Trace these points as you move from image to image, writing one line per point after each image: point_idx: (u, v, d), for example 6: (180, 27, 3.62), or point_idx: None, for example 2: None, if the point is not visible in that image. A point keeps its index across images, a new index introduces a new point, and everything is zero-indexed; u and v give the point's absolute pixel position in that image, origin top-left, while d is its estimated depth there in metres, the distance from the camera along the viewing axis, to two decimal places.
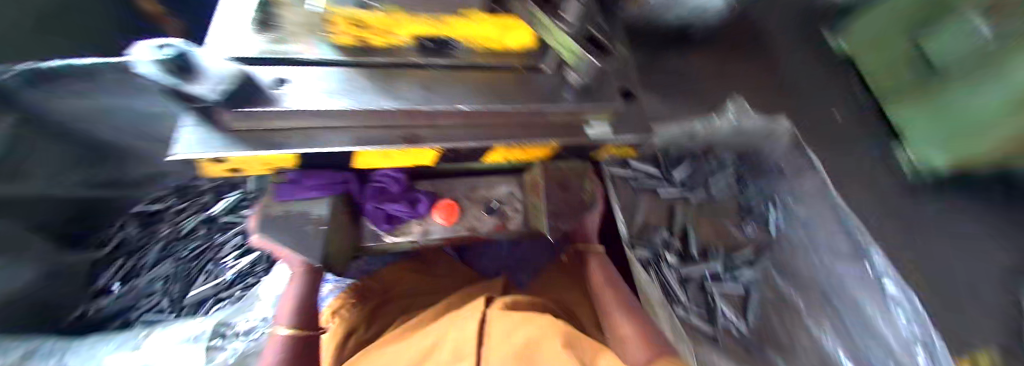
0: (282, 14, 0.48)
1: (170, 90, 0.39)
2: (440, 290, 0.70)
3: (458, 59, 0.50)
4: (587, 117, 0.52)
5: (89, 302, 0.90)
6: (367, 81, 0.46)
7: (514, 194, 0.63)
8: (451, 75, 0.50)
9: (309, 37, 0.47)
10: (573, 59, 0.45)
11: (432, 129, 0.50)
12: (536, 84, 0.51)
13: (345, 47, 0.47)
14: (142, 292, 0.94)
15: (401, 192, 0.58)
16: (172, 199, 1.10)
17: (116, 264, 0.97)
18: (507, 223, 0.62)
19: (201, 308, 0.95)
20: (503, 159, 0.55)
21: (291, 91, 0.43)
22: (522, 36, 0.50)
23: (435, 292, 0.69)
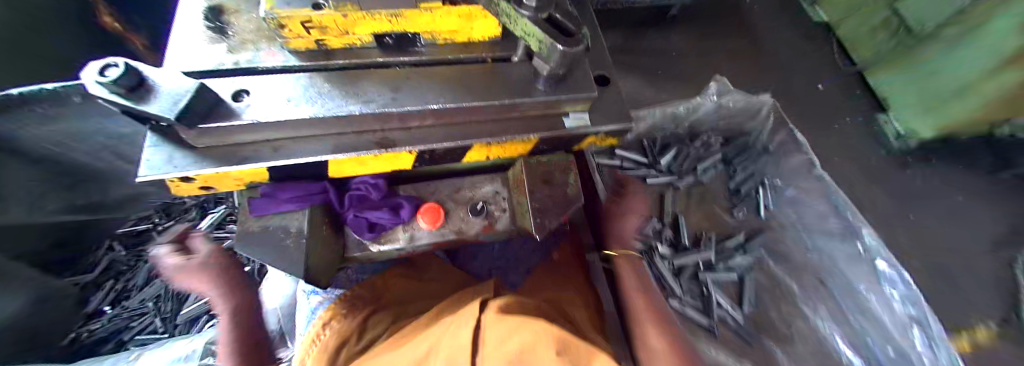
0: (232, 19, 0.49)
1: (131, 113, 0.37)
2: (437, 294, 0.69)
3: (422, 56, 0.48)
4: (565, 109, 0.51)
5: (82, 327, 0.97)
6: (333, 85, 0.44)
7: (500, 192, 0.61)
8: (419, 72, 0.48)
9: (265, 43, 0.46)
10: (540, 47, 0.42)
11: (404, 131, 0.48)
12: (507, 77, 0.49)
13: (303, 51, 0.45)
14: (134, 312, 1.00)
15: (382, 199, 0.56)
16: (156, 218, 1.12)
17: (108, 286, 1.03)
18: (495, 223, 0.59)
19: (193, 325, 0.98)
20: (483, 157, 0.54)
21: (254, 102, 0.41)
22: (487, 25, 0.48)
23: (431, 296, 0.68)
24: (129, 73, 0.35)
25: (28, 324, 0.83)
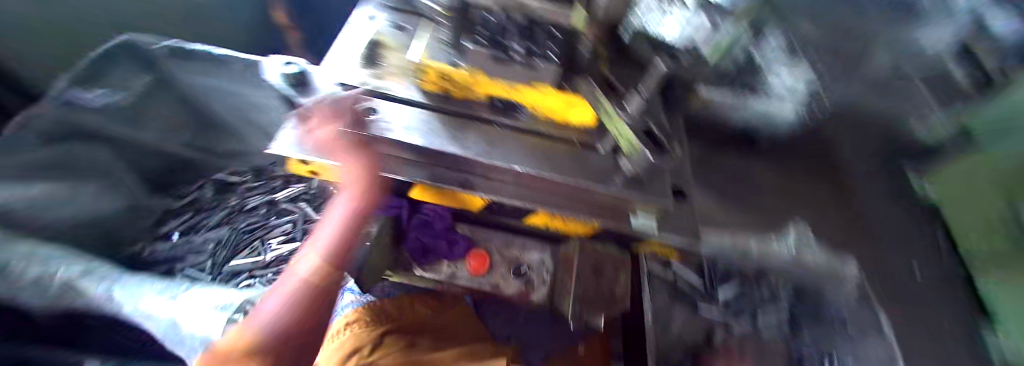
0: (386, 54, 0.57)
1: (287, 99, 0.50)
2: (457, 337, 0.67)
3: (521, 123, 0.54)
4: (634, 207, 0.52)
5: (149, 243, 1.12)
6: (443, 126, 0.52)
7: (547, 263, 0.61)
8: (514, 136, 0.54)
9: (403, 76, 0.55)
10: (631, 150, 0.45)
11: (485, 180, 0.53)
12: (590, 162, 0.53)
13: (431, 91, 0.54)
14: (193, 248, 1.12)
15: (444, 231, 0.60)
16: (248, 176, 1.29)
17: (185, 217, 1.19)
18: (531, 292, 0.59)
19: (233, 279, 1.06)
20: (545, 224, 0.56)
21: (379, 119, 0.50)
22: (585, 114, 0.50)
23: (451, 338, 0.67)
24: None
25: (105, 228, 1.03)
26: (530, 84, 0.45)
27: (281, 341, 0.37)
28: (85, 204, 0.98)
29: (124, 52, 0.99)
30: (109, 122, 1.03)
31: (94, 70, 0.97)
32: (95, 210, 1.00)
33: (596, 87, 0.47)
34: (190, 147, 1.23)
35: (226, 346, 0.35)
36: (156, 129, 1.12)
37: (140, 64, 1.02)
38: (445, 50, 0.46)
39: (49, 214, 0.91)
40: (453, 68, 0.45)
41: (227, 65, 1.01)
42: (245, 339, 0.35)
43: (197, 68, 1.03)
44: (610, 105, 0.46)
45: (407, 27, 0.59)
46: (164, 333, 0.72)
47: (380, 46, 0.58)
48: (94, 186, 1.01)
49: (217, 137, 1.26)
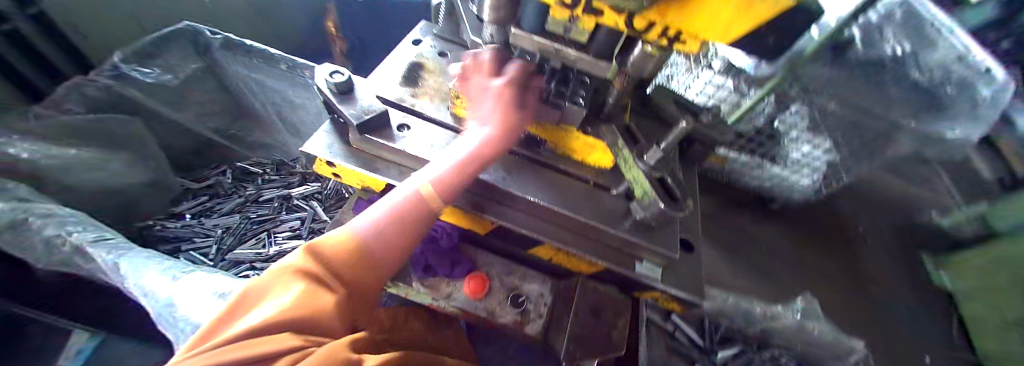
0: (426, 76, 0.62)
1: (328, 104, 0.53)
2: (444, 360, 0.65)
3: (541, 156, 0.57)
4: (640, 253, 0.53)
5: (159, 221, 1.16)
6: None
7: (546, 296, 0.61)
8: (532, 166, 0.56)
9: (436, 98, 0.59)
10: (643, 196, 0.46)
11: (498, 205, 0.54)
12: (603, 203, 0.54)
13: (459, 115, 0.56)
14: (202, 231, 1.14)
15: (449, 249, 0.60)
16: (268, 169, 1.35)
17: (201, 200, 1.23)
18: (526, 325, 0.58)
19: (234, 268, 1.07)
20: (549, 256, 0.58)
21: (409, 136, 0.53)
22: (601, 156, 0.55)
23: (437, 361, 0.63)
24: (347, 83, 0.52)
25: (121, 199, 1.05)
26: (557, 122, 0.51)
27: (362, 271, 0.36)
28: (111, 174, 1.00)
29: (182, 35, 1.04)
30: (152, 100, 1.08)
31: (150, 48, 1.02)
32: (117, 182, 1.02)
33: (618, 136, 0.49)
34: (220, 133, 1.28)
35: (328, 244, 0.34)
36: (194, 112, 1.18)
37: (195, 50, 1.08)
38: None
39: (76, 177, 0.93)
40: None
41: (276, 64, 1.08)
42: (349, 249, 0.35)
43: (243, 60, 1.10)
44: (631, 153, 0.47)
45: (450, 57, 0.66)
46: (154, 316, 0.68)
47: (421, 69, 0.63)
48: (125, 157, 1.02)
49: (250, 128, 1.33)
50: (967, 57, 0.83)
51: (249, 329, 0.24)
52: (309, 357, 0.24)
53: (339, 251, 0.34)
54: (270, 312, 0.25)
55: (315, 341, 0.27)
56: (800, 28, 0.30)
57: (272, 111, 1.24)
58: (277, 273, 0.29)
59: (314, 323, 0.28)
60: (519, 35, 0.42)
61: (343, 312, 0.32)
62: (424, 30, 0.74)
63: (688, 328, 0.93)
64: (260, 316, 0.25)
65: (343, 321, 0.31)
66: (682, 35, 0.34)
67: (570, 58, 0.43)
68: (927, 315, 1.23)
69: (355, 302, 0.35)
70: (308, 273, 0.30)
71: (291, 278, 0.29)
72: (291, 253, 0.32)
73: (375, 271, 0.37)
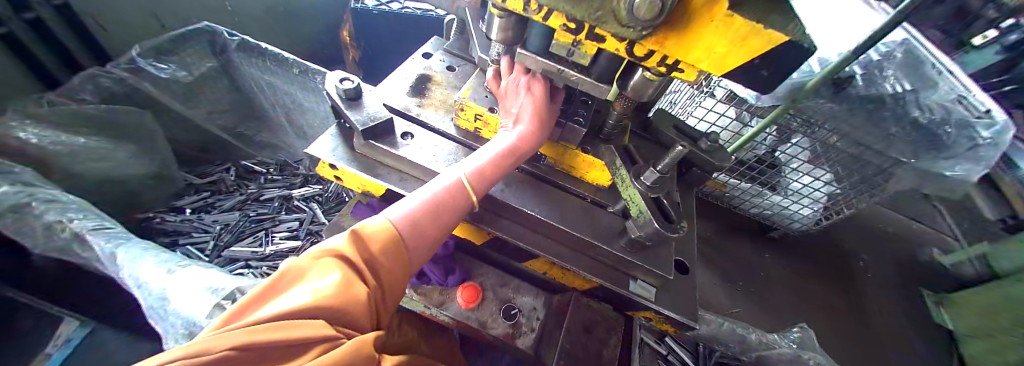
0: (433, 88, 0.64)
1: (336, 108, 0.55)
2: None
3: (540, 170, 0.58)
4: (634, 272, 0.53)
5: (159, 214, 1.16)
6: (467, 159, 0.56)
7: (539, 310, 0.61)
8: (530, 181, 0.57)
9: (440, 109, 0.61)
10: (638, 215, 0.47)
11: (494, 216, 0.55)
12: (599, 221, 0.54)
13: (462, 127, 0.58)
14: (202, 226, 1.14)
15: (443, 257, 0.60)
16: (272, 169, 1.37)
17: (202, 195, 1.23)
18: (517, 338, 0.57)
19: (229, 265, 1.06)
20: (544, 270, 0.58)
21: (412, 144, 0.55)
22: (599, 173, 0.56)
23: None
24: (356, 90, 0.53)
25: (125, 188, 1.05)
26: (555, 140, 0.53)
27: (396, 264, 0.35)
28: (117, 165, 1.01)
29: (199, 34, 1.08)
30: (165, 95, 1.10)
31: (167, 46, 1.05)
32: (122, 173, 1.02)
33: (617, 156, 0.50)
34: (227, 131, 1.31)
35: (371, 231, 0.34)
36: (204, 109, 1.21)
37: (211, 51, 1.13)
38: (487, 98, 0.55)
39: (83, 166, 0.94)
40: (492, 114, 0.53)
41: (289, 67, 1.11)
42: (389, 237, 0.35)
43: (255, 61, 1.14)
44: (628, 173, 0.48)
45: (457, 71, 0.68)
46: (149, 306, 0.69)
47: (428, 80, 0.65)
48: (131, 148, 1.03)
49: (258, 127, 1.37)
50: (966, 99, 0.87)
51: (285, 311, 0.24)
52: (339, 347, 0.25)
53: (380, 239, 0.34)
54: (306, 298, 0.26)
55: (343, 332, 0.27)
56: (792, 64, 0.31)
57: (282, 116, 1.30)
58: (318, 257, 0.30)
59: (345, 314, 0.28)
60: (524, 54, 0.44)
61: (373, 304, 0.31)
62: (435, 45, 0.77)
63: (683, 353, 0.91)
64: (297, 301, 0.25)
65: (371, 315, 0.31)
66: (678, 64, 0.36)
67: (572, 80, 0.45)
68: (931, 356, 1.19)
69: (386, 296, 0.34)
70: (346, 260, 0.30)
71: (331, 262, 0.30)
72: (337, 235, 0.32)
73: (408, 264, 0.37)
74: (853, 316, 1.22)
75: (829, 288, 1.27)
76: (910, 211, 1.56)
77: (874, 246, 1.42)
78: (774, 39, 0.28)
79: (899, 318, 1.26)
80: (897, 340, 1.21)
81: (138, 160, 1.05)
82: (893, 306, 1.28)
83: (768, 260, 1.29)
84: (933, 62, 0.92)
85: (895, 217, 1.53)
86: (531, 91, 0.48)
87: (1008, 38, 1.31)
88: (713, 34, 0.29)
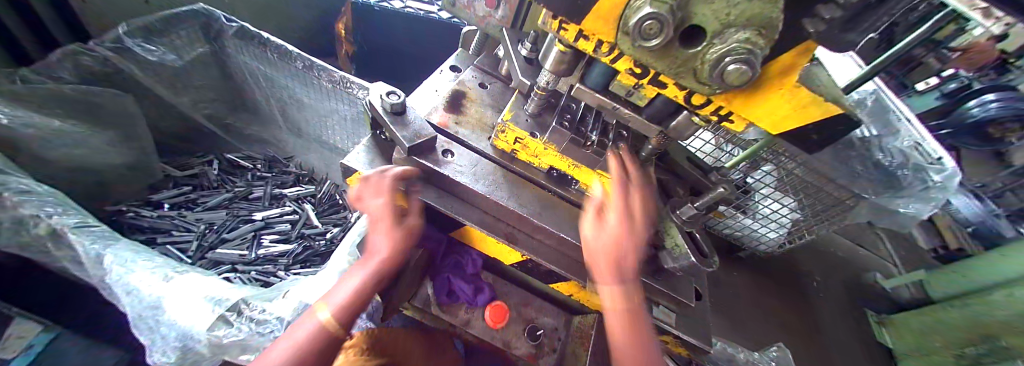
0: (470, 104, 0.65)
1: (376, 118, 0.54)
2: None
3: (571, 195, 0.60)
4: (655, 298, 0.56)
5: (134, 207, 1.06)
6: (504, 180, 0.57)
7: (560, 330, 0.64)
8: (564, 204, 0.59)
9: (477, 128, 0.61)
10: (675, 247, 0.50)
11: (529, 237, 0.57)
12: None
13: (501, 148, 0.59)
14: (184, 224, 1.06)
15: (472, 276, 0.61)
16: (260, 164, 1.27)
17: (182, 189, 1.14)
18: (540, 358, 0.60)
19: (214, 268, 0.99)
20: (568, 291, 0.61)
21: (453, 161, 0.54)
22: None
23: None
24: (402, 104, 0.51)
25: (98, 178, 0.97)
26: (595, 170, 0.54)
27: None
28: (91, 153, 0.92)
29: (194, 15, 1.01)
30: (150, 79, 1.04)
31: (157, 27, 0.98)
32: (97, 162, 0.94)
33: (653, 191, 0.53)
34: (210, 119, 1.22)
35: None
36: (189, 97, 1.13)
37: (205, 35, 1.06)
38: (529, 123, 0.57)
39: (55, 153, 0.85)
40: (534, 138, 0.55)
41: (292, 61, 1.02)
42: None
43: (250, 53, 1.06)
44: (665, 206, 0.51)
45: (491, 90, 0.69)
46: (141, 314, 0.64)
47: (464, 96, 0.66)
48: (110, 134, 0.95)
49: (244, 118, 1.28)
50: (921, 147, 1.00)
51: None
52: None
53: None
54: None
55: None
56: (841, 131, 0.36)
57: (274, 107, 1.21)
58: None
59: None
60: (583, 89, 0.47)
61: None
62: (463, 59, 0.77)
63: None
64: None
65: None
66: (730, 115, 0.40)
67: (623, 115, 0.48)
68: None
69: None
70: None
71: None
72: None
73: None
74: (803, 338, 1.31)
75: (799, 306, 1.39)
76: (868, 238, 1.67)
77: (835, 268, 1.54)
78: (828, 110, 0.33)
79: (861, 341, 1.36)
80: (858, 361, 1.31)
81: (118, 148, 0.98)
82: (858, 328, 1.39)
83: (744, 276, 1.40)
84: (895, 112, 1.06)
85: (844, 243, 1.64)
86: (368, 202, 0.46)
87: (948, 85, 1.47)
88: (777, 100, 0.34)
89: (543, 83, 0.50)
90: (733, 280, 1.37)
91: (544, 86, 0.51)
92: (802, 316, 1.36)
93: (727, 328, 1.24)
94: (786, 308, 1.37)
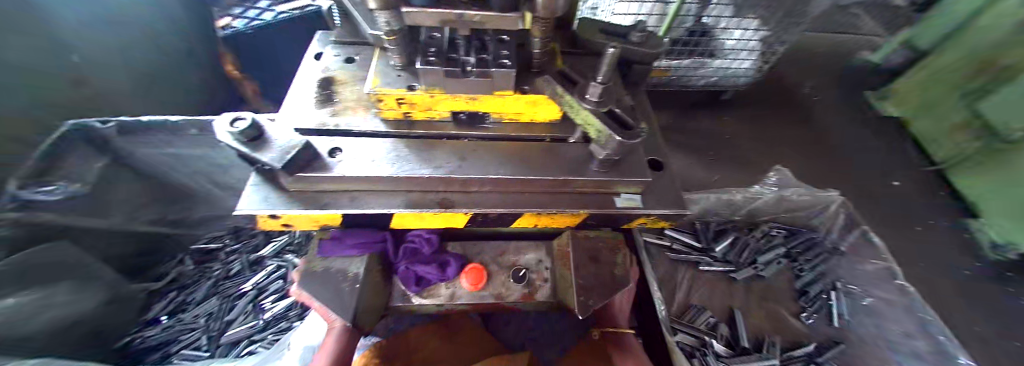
0: (340, 88, 0.58)
1: (244, 156, 0.46)
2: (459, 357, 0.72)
3: (488, 131, 0.55)
4: (616, 189, 0.54)
5: (137, 333, 1.04)
6: (414, 149, 0.51)
7: (544, 262, 0.69)
8: (483, 144, 0.54)
9: (362, 110, 0.55)
10: (599, 136, 0.45)
11: (464, 194, 0.53)
12: (564, 154, 0.54)
13: (391, 119, 0.53)
14: (185, 326, 1.05)
15: (431, 255, 0.64)
16: (227, 239, 1.25)
17: (169, 299, 1.11)
18: (535, 293, 0.65)
19: (234, 349, 1.01)
20: (531, 224, 0.58)
21: (344, 158, 0.48)
22: (547, 108, 0.53)
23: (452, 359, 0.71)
24: (253, 127, 0.44)
25: (91, 321, 0.92)
26: (493, 93, 0.48)
27: None
28: (70, 297, 0.86)
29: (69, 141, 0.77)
30: (71, 217, 0.85)
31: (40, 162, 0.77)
32: (81, 308, 0.89)
33: (556, 86, 0.47)
34: (160, 221, 1.10)
35: None
36: (122, 210, 0.97)
37: (95, 147, 0.84)
38: (405, 78, 0.49)
39: (31, 324, 0.78)
40: (414, 89, 0.48)
41: (184, 131, 0.88)
42: None
43: (142, 144, 0.90)
44: (573, 97, 0.45)
45: (362, 63, 0.62)
46: None
47: (335, 80, 0.59)
48: (68, 284, 0.86)
49: (187, 205, 1.14)
50: None
51: None
52: None
53: None
54: None
55: None
56: None
57: (202, 180, 1.07)
58: None
59: None
60: (414, 12, 0.37)
61: None
62: (323, 40, 0.67)
63: (683, 235, 1.09)
64: None
65: None
66: None
67: (474, 21, 0.39)
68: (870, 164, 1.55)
69: None
70: None
71: None
72: None
73: None
74: (740, 169, 1.43)
75: (796, 135, 1.61)
76: None
77: (782, 89, 1.76)
78: None
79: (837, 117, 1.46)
80: (808, 147, 1.56)
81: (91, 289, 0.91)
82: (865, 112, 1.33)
83: (737, 123, 1.59)
84: None
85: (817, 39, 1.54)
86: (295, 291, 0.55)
87: None
88: None
89: (384, 29, 0.39)
90: (734, 133, 1.55)
91: (392, 30, 0.40)
92: (768, 130, 1.59)
93: (741, 168, 1.43)
94: (778, 132, 1.60)
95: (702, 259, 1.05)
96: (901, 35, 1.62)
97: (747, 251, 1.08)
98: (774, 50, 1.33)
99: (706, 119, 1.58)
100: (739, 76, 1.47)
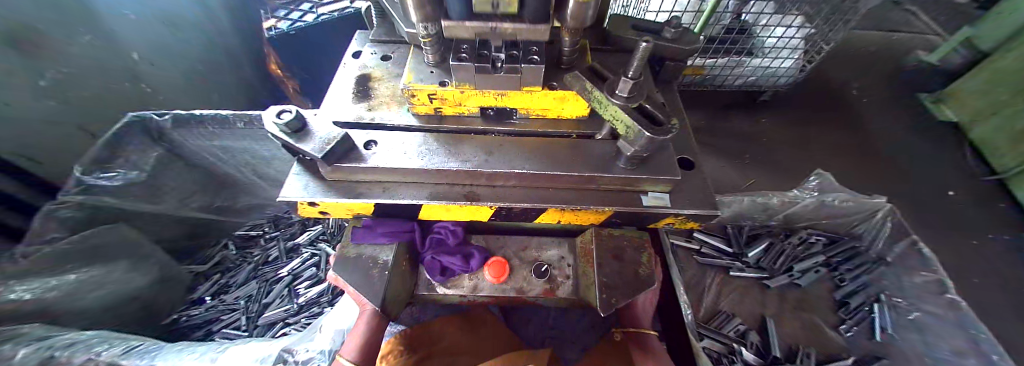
0: (376, 84, 0.61)
1: (289, 146, 0.50)
2: (479, 349, 0.73)
3: (515, 127, 0.56)
4: (643, 187, 0.54)
5: (182, 312, 1.11)
6: (444, 143, 0.53)
7: (567, 259, 0.69)
8: (510, 139, 0.55)
9: (397, 105, 0.58)
10: (627, 132, 0.45)
11: (490, 188, 0.54)
12: (592, 150, 0.53)
13: (423, 114, 0.55)
14: (226, 307, 1.12)
15: (456, 246, 0.65)
16: (266, 228, 1.33)
17: (212, 281, 1.18)
18: (557, 289, 0.66)
19: (271, 330, 1.08)
20: (555, 220, 0.58)
21: (378, 150, 0.51)
22: (575, 104, 0.53)
23: (472, 352, 0.72)
24: (297, 119, 0.48)
25: (145, 298, 1.00)
26: (521, 89, 0.49)
27: None
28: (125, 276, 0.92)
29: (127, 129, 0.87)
30: (128, 201, 0.94)
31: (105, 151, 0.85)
32: (137, 286, 0.96)
33: (586, 82, 0.47)
34: (206, 209, 1.18)
35: None
36: (174, 198, 1.05)
37: (152, 137, 0.93)
38: (437, 74, 0.51)
39: (89, 300, 0.85)
40: (446, 85, 0.50)
41: (232, 124, 0.94)
42: None
43: (194, 136, 0.97)
44: (602, 92, 0.45)
45: (397, 61, 0.65)
46: None
47: (371, 76, 0.62)
48: (126, 262, 0.93)
49: (232, 194, 1.22)
50: None
51: None
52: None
53: None
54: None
55: None
56: None
57: (247, 171, 1.15)
58: None
59: None
60: (453, 26, 0.39)
61: None
62: (362, 39, 0.71)
63: (713, 239, 1.06)
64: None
65: None
66: None
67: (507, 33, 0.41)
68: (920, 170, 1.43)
69: None
70: None
71: None
72: None
73: None
74: (776, 174, 1.36)
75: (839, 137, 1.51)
76: None
77: (825, 88, 1.67)
78: None
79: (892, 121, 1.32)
80: (851, 150, 1.47)
81: (146, 269, 0.98)
82: None
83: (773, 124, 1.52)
84: None
85: None
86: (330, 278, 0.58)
87: None
88: None
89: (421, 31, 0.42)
90: (769, 134, 1.48)
91: (428, 33, 0.43)
92: (807, 132, 1.51)
93: (776, 171, 1.37)
94: (822, 134, 1.52)
95: (733, 265, 1.02)
96: (960, 34, 1.51)
97: (784, 258, 1.03)
98: (819, 48, 1.26)
99: (742, 119, 1.52)
100: (780, 76, 1.41)
